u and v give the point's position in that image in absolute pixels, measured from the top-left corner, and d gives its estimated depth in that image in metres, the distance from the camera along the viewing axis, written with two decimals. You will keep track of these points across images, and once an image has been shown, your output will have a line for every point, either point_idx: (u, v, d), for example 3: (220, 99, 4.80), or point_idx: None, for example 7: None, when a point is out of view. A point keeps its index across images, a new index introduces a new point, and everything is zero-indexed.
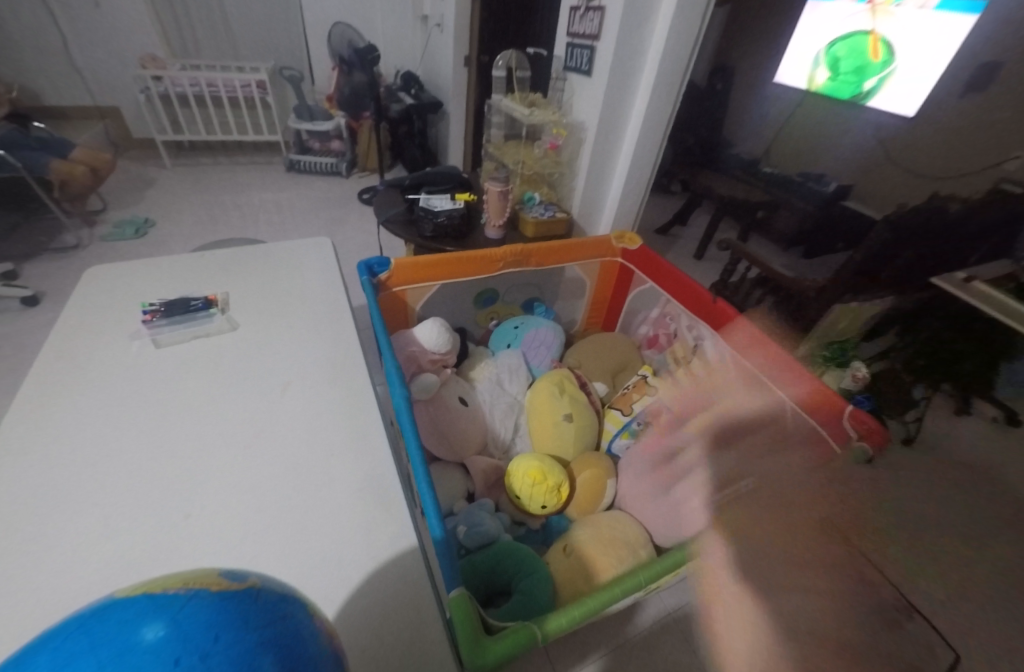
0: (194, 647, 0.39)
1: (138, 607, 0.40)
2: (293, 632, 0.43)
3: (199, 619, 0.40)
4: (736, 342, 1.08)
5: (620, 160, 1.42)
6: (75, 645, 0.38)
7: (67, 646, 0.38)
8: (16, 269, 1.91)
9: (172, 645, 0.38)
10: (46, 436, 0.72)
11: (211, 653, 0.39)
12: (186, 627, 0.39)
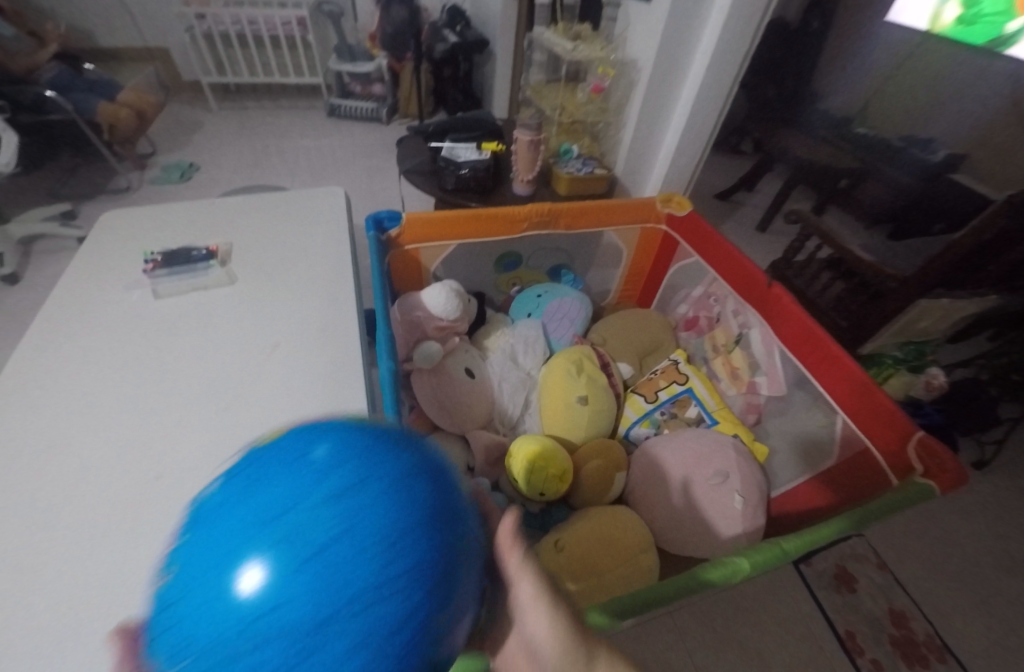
0: (363, 455, 0.37)
1: (305, 436, 0.39)
2: (447, 472, 0.40)
3: (361, 441, 0.39)
4: (788, 336, 0.94)
5: (677, 109, 1.23)
6: (251, 471, 0.37)
7: (246, 471, 0.37)
8: (76, 208, 2.14)
9: (343, 459, 0.37)
10: (33, 384, 0.72)
11: (365, 472, 0.36)
12: (349, 446, 0.38)
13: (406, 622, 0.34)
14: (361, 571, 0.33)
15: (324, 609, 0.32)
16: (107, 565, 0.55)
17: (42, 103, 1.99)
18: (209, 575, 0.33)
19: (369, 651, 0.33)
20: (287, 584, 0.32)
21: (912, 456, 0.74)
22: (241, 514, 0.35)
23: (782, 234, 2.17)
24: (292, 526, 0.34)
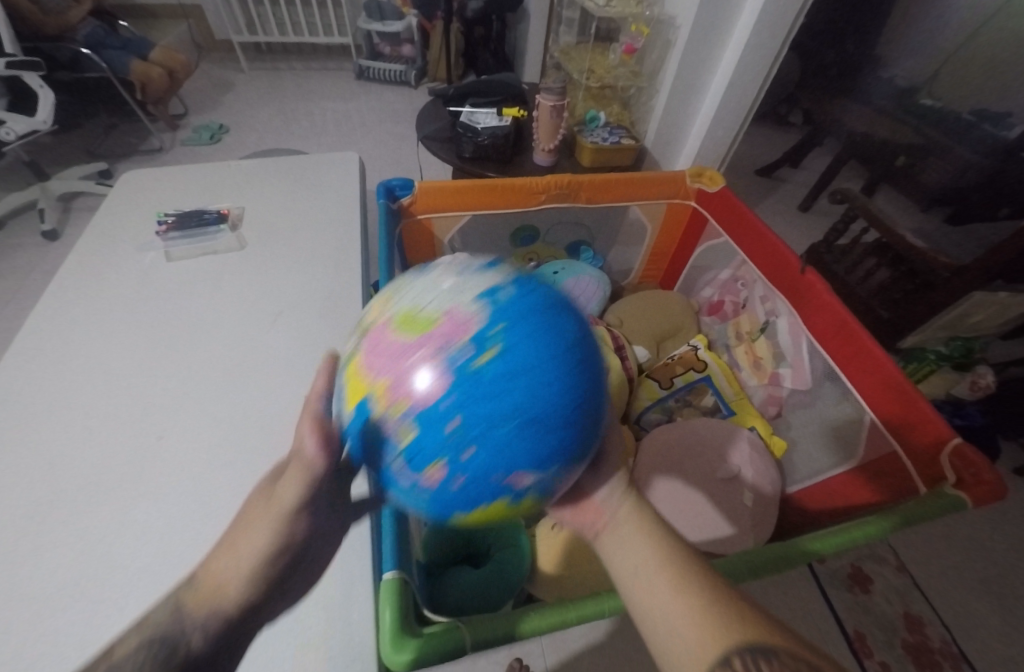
0: (540, 286, 0.44)
1: (487, 274, 0.44)
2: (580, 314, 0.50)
3: (532, 277, 0.45)
4: (818, 327, 0.88)
5: (718, 73, 1.13)
6: (462, 301, 0.41)
7: (458, 304, 0.40)
8: (111, 167, 2.20)
9: (528, 288, 0.43)
10: (46, 340, 0.74)
11: (552, 296, 0.43)
12: (528, 280, 0.44)
13: (594, 429, 0.42)
14: (578, 368, 0.40)
15: (568, 422, 0.39)
16: (105, 518, 0.56)
17: (79, 61, 2.04)
18: (482, 377, 0.38)
19: (583, 430, 0.41)
20: (548, 396, 0.38)
21: (945, 464, 0.68)
22: (505, 332, 0.39)
23: (826, 215, 2.03)
24: (526, 345, 0.39)
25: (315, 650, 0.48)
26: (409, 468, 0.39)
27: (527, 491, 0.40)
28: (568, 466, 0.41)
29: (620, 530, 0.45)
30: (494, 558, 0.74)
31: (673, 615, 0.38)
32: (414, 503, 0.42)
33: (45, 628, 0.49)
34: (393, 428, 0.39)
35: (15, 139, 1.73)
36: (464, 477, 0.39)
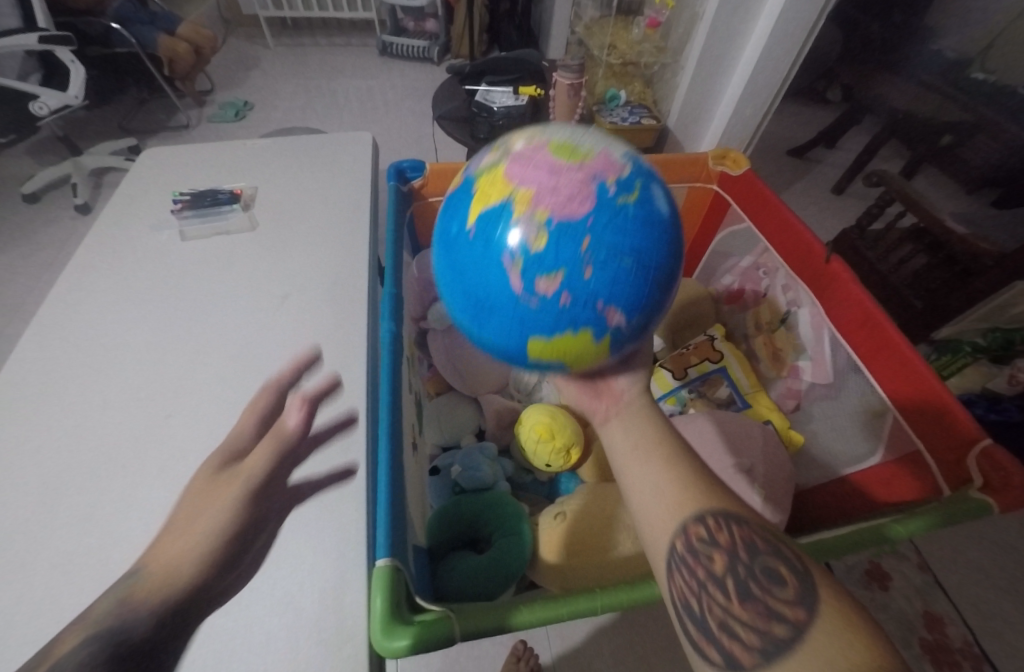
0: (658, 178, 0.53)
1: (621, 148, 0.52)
2: None
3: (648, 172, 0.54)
4: (843, 320, 0.84)
5: (747, 48, 1.08)
6: (608, 153, 0.49)
7: (605, 153, 0.49)
8: (140, 142, 2.24)
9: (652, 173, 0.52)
10: (66, 315, 0.77)
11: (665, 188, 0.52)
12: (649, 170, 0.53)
13: (667, 303, 0.50)
14: (676, 242, 0.49)
15: (660, 287, 0.48)
16: (117, 491, 0.59)
17: (110, 36, 2.06)
18: (621, 213, 0.45)
19: (663, 295, 0.49)
20: (657, 254, 0.47)
21: (973, 467, 0.64)
22: (641, 188, 0.48)
23: (862, 199, 1.93)
24: (652, 204, 0.47)
25: (310, 628, 0.50)
26: (530, 269, 0.45)
27: (608, 330, 0.47)
28: (644, 329, 0.49)
29: (629, 412, 0.52)
30: (494, 545, 0.73)
31: (656, 482, 0.45)
32: (508, 314, 0.46)
33: (58, 593, 0.52)
34: (529, 227, 0.44)
35: (49, 114, 1.77)
36: (573, 293, 0.45)
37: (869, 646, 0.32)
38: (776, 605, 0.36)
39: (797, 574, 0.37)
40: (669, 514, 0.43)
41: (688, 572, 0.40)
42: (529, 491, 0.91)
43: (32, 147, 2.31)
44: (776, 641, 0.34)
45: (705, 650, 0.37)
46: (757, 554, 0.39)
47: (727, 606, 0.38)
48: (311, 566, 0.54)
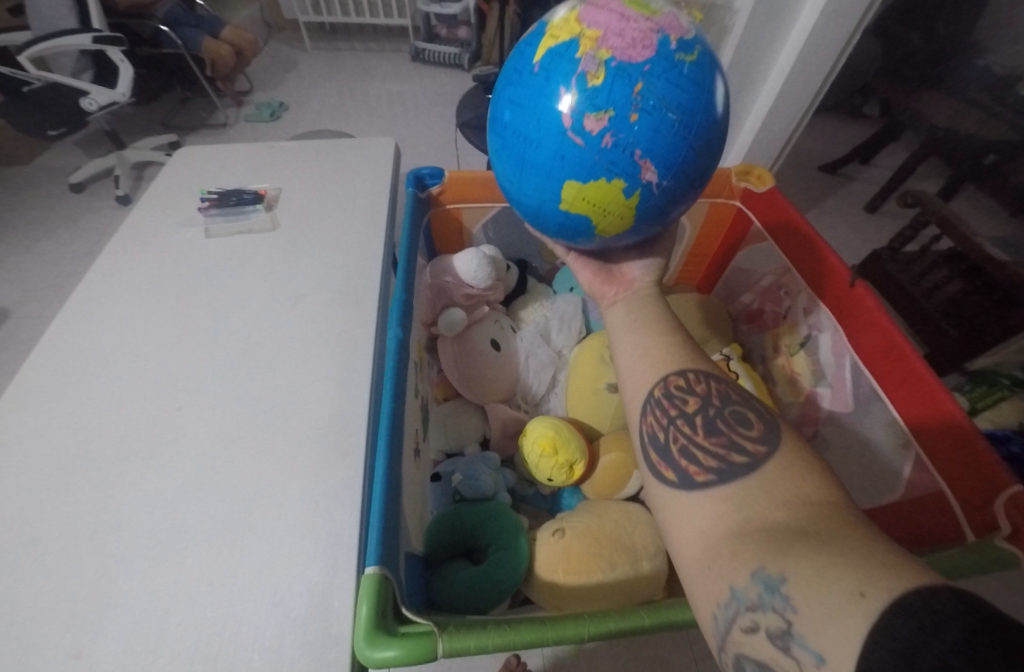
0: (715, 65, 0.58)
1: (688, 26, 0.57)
2: None
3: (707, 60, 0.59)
4: (865, 347, 0.80)
5: (778, 62, 1.14)
6: (675, 23, 0.54)
7: (672, 21, 0.54)
8: (180, 139, 2.33)
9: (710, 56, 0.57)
10: (90, 306, 0.79)
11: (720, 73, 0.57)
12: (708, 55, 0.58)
13: (698, 176, 0.55)
14: (717, 118, 0.54)
15: (695, 156, 0.53)
16: (124, 480, 0.60)
17: (159, 38, 2.16)
18: (674, 71, 0.51)
19: (694, 164, 0.54)
20: (700, 121, 0.52)
21: (999, 511, 0.59)
22: (698, 56, 0.53)
23: (896, 219, 1.86)
24: (704, 74, 0.52)
25: (296, 630, 0.50)
26: (583, 104, 0.50)
27: (640, 182, 0.52)
28: (670, 194, 0.55)
29: (632, 298, 0.64)
30: (489, 557, 0.72)
31: (650, 351, 0.55)
32: (553, 149, 0.52)
33: (63, 573, 0.53)
34: (591, 65, 0.50)
35: (98, 110, 1.87)
36: (616, 134, 0.50)
37: (808, 472, 0.41)
38: (737, 439, 0.45)
39: (763, 422, 0.46)
40: (656, 370, 0.53)
41: (664, 412, 0.49)
42: (530, 504, 0.90)
43: (81, 141, 2.42)
44: (730, 462, 0.43)
45: (665, 468, 0.47)
46: (729, 406, 0.48)
47: (692, 437, 0.47)
48: (303, 568, 0.54)
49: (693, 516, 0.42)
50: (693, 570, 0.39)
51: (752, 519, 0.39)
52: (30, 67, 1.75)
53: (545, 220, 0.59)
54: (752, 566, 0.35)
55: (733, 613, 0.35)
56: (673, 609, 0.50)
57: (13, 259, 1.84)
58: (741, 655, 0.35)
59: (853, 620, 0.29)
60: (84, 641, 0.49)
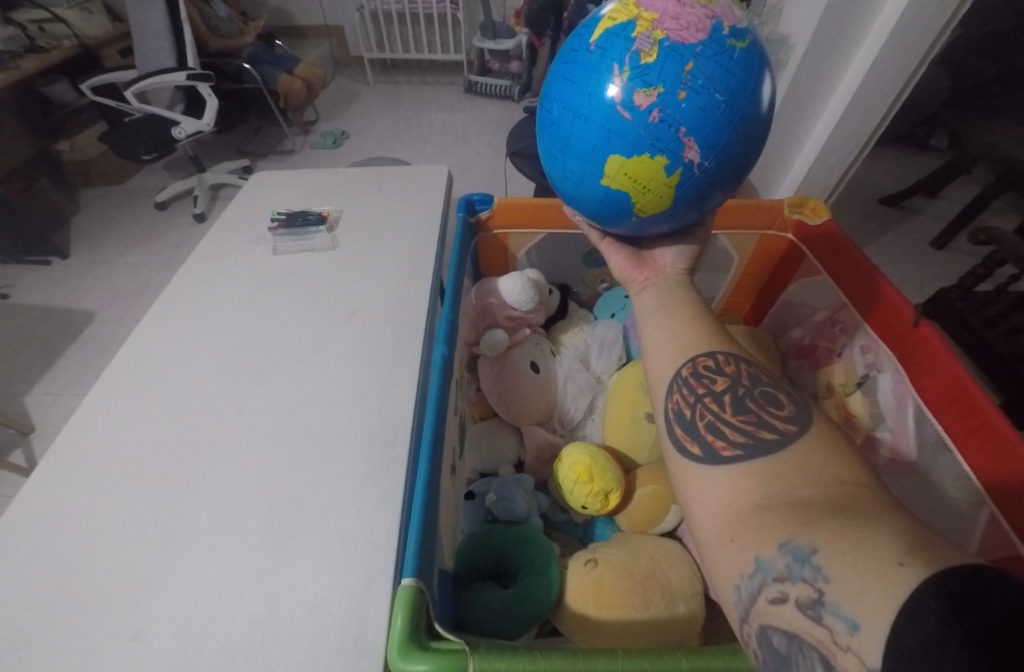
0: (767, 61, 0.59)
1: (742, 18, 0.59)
2: None
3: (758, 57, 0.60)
4: (934, 388, 0.74)
5: (835, 95, 1.13)
6: (729, 12, 0.56)
7: (727, 11, 0.56)
8: (252, 164, 2.53)
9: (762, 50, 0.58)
10: (170, 312, 0.87)
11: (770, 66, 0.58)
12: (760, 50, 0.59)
13: (739, 163, 0.56)
14: (762, 105, 0.54)
15: (739, 142, 0.54)
16: (187, 476, 0.65)
17: (241, 74, 2.39)
18: (724, 54, 0.52)
19: (737, 149, 0.54)
20: (747, 107, 0.52)
21: None
22: (750, 44, 0.54)
23: (965, 256, 1.75)
24: (754, 61, 0.54)
25: (333, 634, 0.51)
26: (633, 80, 0.51)
27: (682, 158, 0.52)
28: (711, 177, 0.55)
29: (664, 281, 0.64)
30: (521, 582, 0.71)
31: (681, 334, 0.55)
32: (600, 123, 0.53)
33: (129, 559, 0.57)
34: (645, 44, 0.52)
35: (186, 138, 2.06)
36: (663, 111, 0.51)
37: (839, 453, 0.40)
38: (766, 417, 0.45)
39: (793, 402, 0.46)
40: (685, 351, 0.53)
41: (691, 391, 0.49)
42: (562, 531, 0.89)
43: (168, 164, 2.69)
44: (759, 440, 0.43)
45: (689, 442, 0.46)
46: (760, 387, 0.48)
47: (720, 415, 0.47)
48: (345, 571, 0.55)
49: (716, 489, 0.42)
50: (715, 544, 0.39)
51: (779, 495, 0.38)
52: (132, 100, 1.97)
53: (584, 199, 0.60)
54: (779, 537, 0.35)
55: (758, 584, 0.35)
56: (712, 656, 0.47)
57: (104, 268, 2.04)
58: (766, 627, 0.34)
59: (889, 587, 0.29)
60: (140, 625, 0.52)
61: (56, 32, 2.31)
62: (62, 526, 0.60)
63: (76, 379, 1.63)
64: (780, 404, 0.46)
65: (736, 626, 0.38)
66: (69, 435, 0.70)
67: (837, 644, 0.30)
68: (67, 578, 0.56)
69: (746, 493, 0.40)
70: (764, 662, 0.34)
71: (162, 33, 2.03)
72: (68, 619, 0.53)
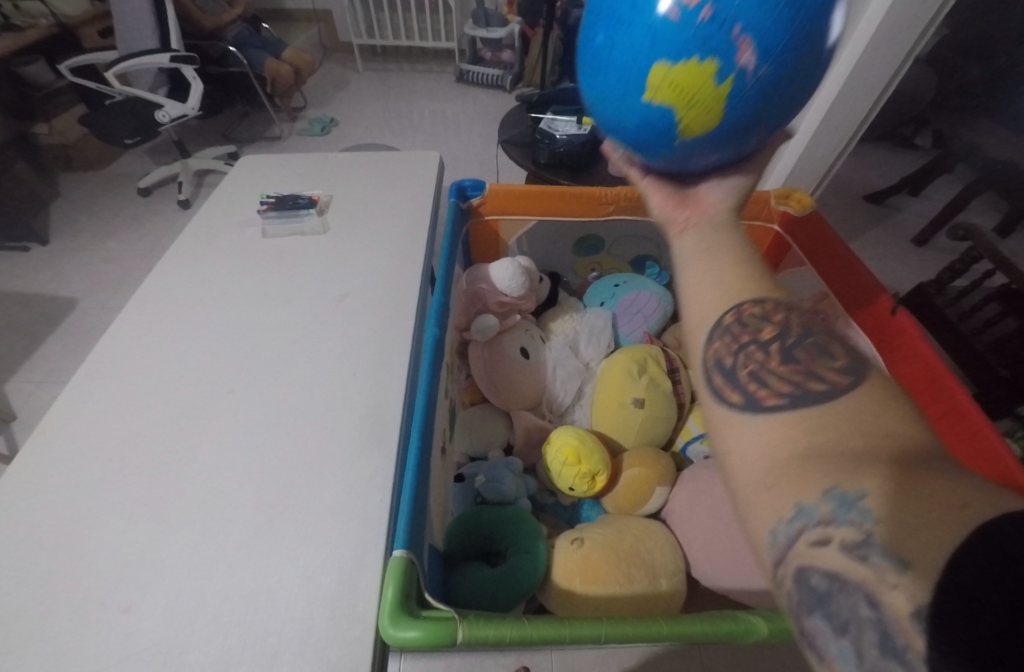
0: None
1: None
2: None
3: None
4: (905, 376, 0.77)
5: (823, 89, 1.15)
6: None
7: None
8: (239, 150, 2.50)
9: None
10: (160, 292, 0.86)
11: None
12: None
13: (805, 74, 0.48)
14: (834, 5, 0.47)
15: (804, 47, 0.46)
16: (175, 453, 0.65)
17: (227, 58, 2.33)
18: None
19: (802, 54, 0.47)
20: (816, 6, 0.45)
21: None
22: None
23: (944, 253, 1.80)
24: None
25: (324, 605, 0.52)
26: None
27: (737, 60, 0.45)
28: (770, 90, 0.47)
29: (707, 217, 0.52)
30: (508, 559, 0.73)
31: (722, 274, 0.46)
32: (642, 26, 0.47)
33: (117, 535, 0.57)
34: None
35: (170, 122, 2.01)
36: (716, 5, 0.44)
37: (897, 407, 0.35)
38: (817, 367, 0.38)
39: (848, 353, 0.39)
40: (728, 294, 0.44)
41: (735, 338, 0.42)
42: (550, 514, 0.90)
43: (152, 149, 2.63)
44: (807, 389, 0.36)
45: (728, 391, 0.40)
46: (811, 338, 0.41)
47: (765, 363, 0.40)
48: (336, 547, 0.56)
49: (753, 436, 0.36)
50: (750, 490, 0.34)
51: (826, 445, 0.33)
52: (114, 82, 1.93)
53: (620, 124, 0.53)
54: (826, 482, 0.30)
55: (797, 528, 0.31)
56: (691, 622, 0.49)
57: (85, 255, 2.00)
58: (804, 568, 0.31)
59: (945, 525, 0.25)
60: (131, 598, 0.53)
61: (33, 10, 2.27)
62: (51, 497, 0.61)
63: (59, 367, 1.61)
64: (835, 354, 0.39)
65: (765, 570, 0.34)
66: (58, 412, 0.69)
67: (882, 582, 0.26)
68: (54, 552, 0.56)
69: (793, 442, 0.34)
70: (797, 601, 0.31)
71: (144, 13, 1.98)
72: (56, 587, 0.53)
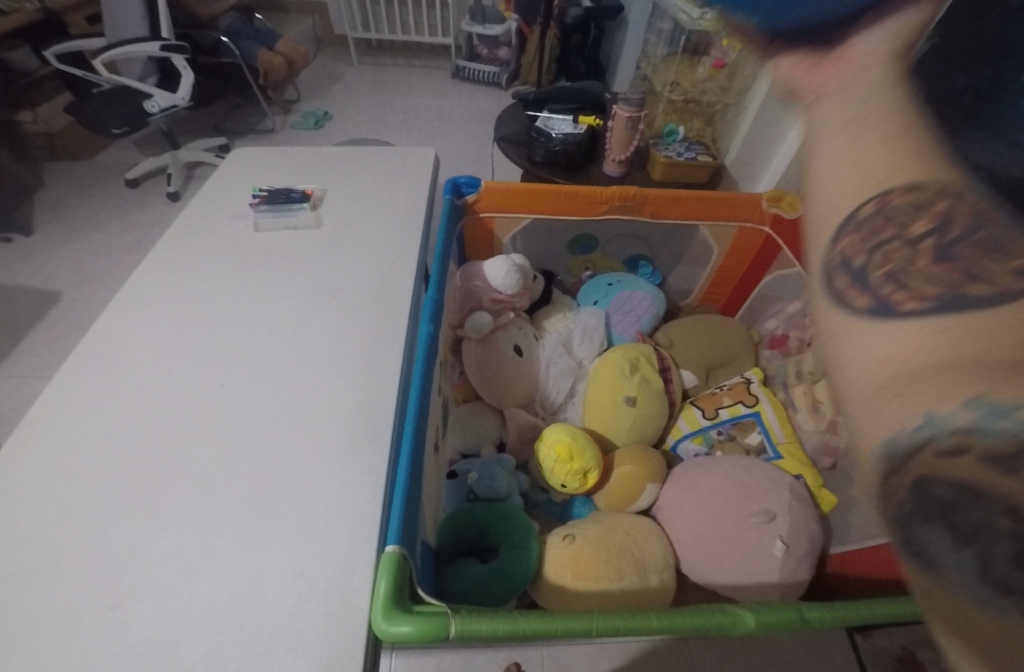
0: None
1: None
2: None
3: None
4: None
5: None
6: None
7: None
8: (230, 142, 2.47)
9: None
10: (150, 285, 0.85)
11: None
12: None
13: None
14: None
15: None
16: (165, 448, 0.65)
17: (218, 48, 2.30)
18: None
19: None
20: None
21: None
22: None
23: None
24: None
25: (315, 600, 0.52)
26: None
27: None
28: None
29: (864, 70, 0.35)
30: (500, 555, 0.73)
31: (863, 152, 0.34)
32: None
33: (104, 531, 0.57)
34: None
35: (159, 112, 1.98)
36: None
37: None
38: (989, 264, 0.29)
39: None
40: (865, 176, 0.34)
41: (870, 228, 0.33)
42: (542, 510, 0.91)
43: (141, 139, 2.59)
44: (965, 293, 0.29)
45: (851, 293, 0.33)
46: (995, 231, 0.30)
47: (910, 262, 0.32)
48: (328, 542, 0.56)
49: (879, 344, 0.30)
50: (865, 400, 0.30)
51: (983, 353, 0.27)
52: (101, 70, 1.89)
53: None
54: (975, 389, 0.25)
55: (927, 439, 0.26)
56: (679, 615, 0.50)
57: (71, 246, 1.96)
58: (926, 479, 0.27)
59: None
60: (120, 595, 0.52)
61: None
62: (36, 492, 0.60)
63: (43, 360, 1.58)
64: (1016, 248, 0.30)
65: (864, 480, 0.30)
66: (43, 406, 0.68)
67: None
68: (40, 548, 0.56)
69: (935, 345, 0.28)
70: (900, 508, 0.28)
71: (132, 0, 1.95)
72: (43, 583, 0.53)
